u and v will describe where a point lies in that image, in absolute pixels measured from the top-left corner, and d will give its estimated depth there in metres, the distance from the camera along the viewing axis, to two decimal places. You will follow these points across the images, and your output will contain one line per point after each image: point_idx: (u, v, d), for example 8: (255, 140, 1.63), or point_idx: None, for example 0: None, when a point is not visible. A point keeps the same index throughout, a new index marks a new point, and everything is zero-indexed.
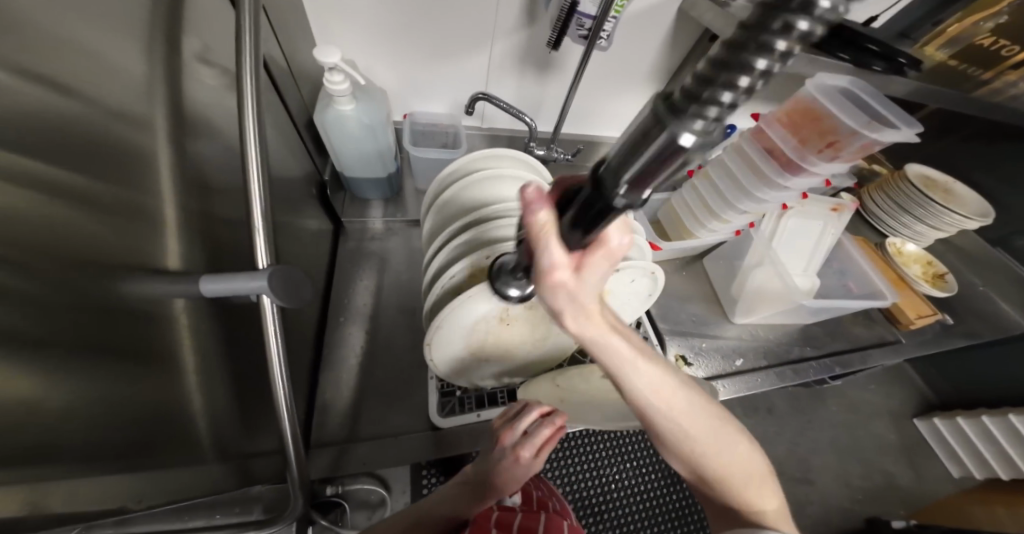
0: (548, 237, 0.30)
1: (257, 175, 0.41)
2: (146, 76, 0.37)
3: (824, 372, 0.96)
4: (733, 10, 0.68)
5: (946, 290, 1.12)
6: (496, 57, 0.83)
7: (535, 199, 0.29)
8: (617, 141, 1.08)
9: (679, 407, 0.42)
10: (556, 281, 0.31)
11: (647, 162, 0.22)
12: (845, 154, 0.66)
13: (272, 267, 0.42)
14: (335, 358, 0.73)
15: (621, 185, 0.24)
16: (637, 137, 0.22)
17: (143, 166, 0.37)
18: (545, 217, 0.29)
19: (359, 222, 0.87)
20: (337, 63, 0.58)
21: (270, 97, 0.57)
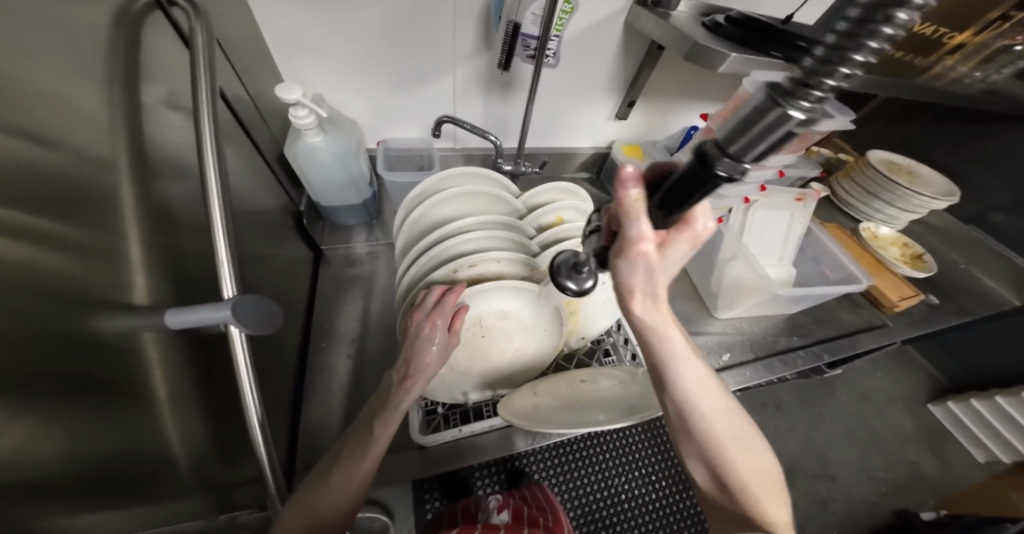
0: (638, 214, 0.37)
1: (218, 206, 0.43)
2: (109, 122, 0.39)
3: (810, 360, 0.95)
4: (670, 22, 0.73)
5: (927, 268, 1.13)
6: (460, 82, 0.87)
7: (631, 178, 0.36)
8: (588, 151, 1.12)
9: (713, 403, 0.45)
10: (637, 250, 0.37)
11: (754, 136, 0.28)
12: (789, 145, 0.69)
13: (237, 297, 0.43)
14: (320, 384, 0.72)
15: (730, 158, 0.31)
16: (751, 114, 0.28)
17: (108, 206, 0.38)
18: (636, 193, 0.36)
19: (340, 248, 0.89)
20: (300, 98, 0.61)
21: (235, 134, 0.61)
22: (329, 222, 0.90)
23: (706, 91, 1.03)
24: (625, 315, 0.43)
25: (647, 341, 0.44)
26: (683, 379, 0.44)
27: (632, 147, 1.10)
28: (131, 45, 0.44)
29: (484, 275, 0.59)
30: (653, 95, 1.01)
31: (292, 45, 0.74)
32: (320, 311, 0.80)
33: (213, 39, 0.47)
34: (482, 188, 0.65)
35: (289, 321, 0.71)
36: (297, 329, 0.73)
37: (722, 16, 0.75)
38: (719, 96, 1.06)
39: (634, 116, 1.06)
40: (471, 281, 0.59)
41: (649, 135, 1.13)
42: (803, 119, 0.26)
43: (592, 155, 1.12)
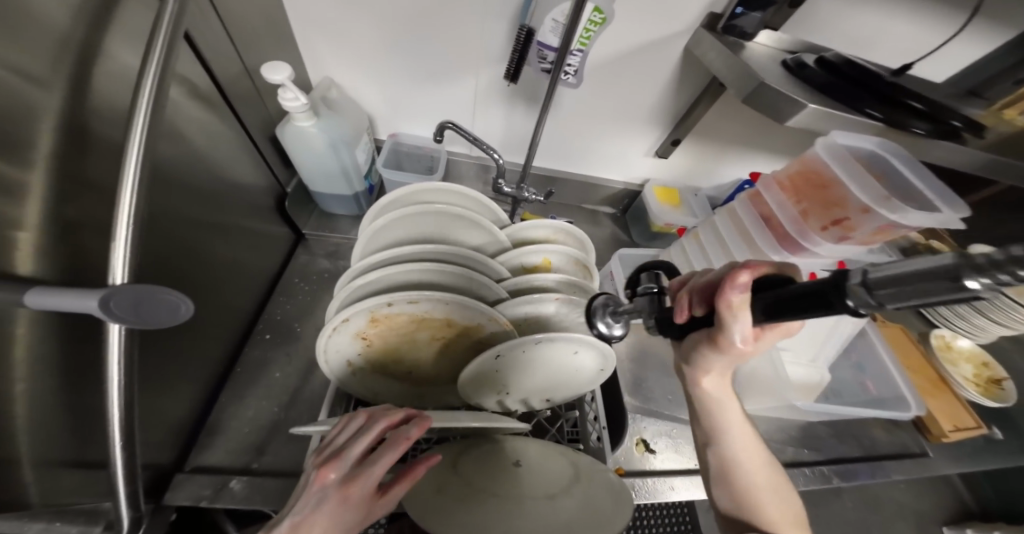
0: (739, 318, 0.31)
1: (134, 190, 0.36)
2: (44, 41, 0.33)
3: (814, 484, 0.71)
4: (738, 55, 0.60)
5: (1002, 399, 0.83)
6: (482, 87, 0.78)
7: (743, 284, 0.31)
8: (617, 185, 0.99)
9: (758, 464, 0.45)
10: (730, 344, 0.34)
11: (910, 292, 0.19)
12: (858, 235, 0.53)
13: (123, 283, 0.35)
14: (252, 379, 0.66)
15: (866, 302, 0.22)
16: (927, 274, 0.18)
17: (23, 130, 0.32)
18: (742, 298, 0.31)
19: (321, 236, 0.83)
20: (286, 80, 0.57)
21: (222, 102, 0.57)
22: (317, 208, 0.85)
23: (771, 143, 0.87)
24: (687, 378, 0.44)
25: (703, 401, 0.45)
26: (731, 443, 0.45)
27: (667, 191, 0.97)
28: None
29: (433, 312, 0.51)
30: (704, 137, 0.87)
31: (309, 21, 0.68)
32: (278, 300, 0.74)
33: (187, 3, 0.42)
34: (456, 211, 0.56)
35: (235, 307, 0.65)
36: (243, 316, 0.67)
37: (813, 55, 0.60)
38: (785, 151, 0.89)
39: (678, 155, 0.92)
40: (416, 317, 0.51)
41: (693, 181, 0.99)
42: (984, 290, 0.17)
43: (620, 191, 1.00)
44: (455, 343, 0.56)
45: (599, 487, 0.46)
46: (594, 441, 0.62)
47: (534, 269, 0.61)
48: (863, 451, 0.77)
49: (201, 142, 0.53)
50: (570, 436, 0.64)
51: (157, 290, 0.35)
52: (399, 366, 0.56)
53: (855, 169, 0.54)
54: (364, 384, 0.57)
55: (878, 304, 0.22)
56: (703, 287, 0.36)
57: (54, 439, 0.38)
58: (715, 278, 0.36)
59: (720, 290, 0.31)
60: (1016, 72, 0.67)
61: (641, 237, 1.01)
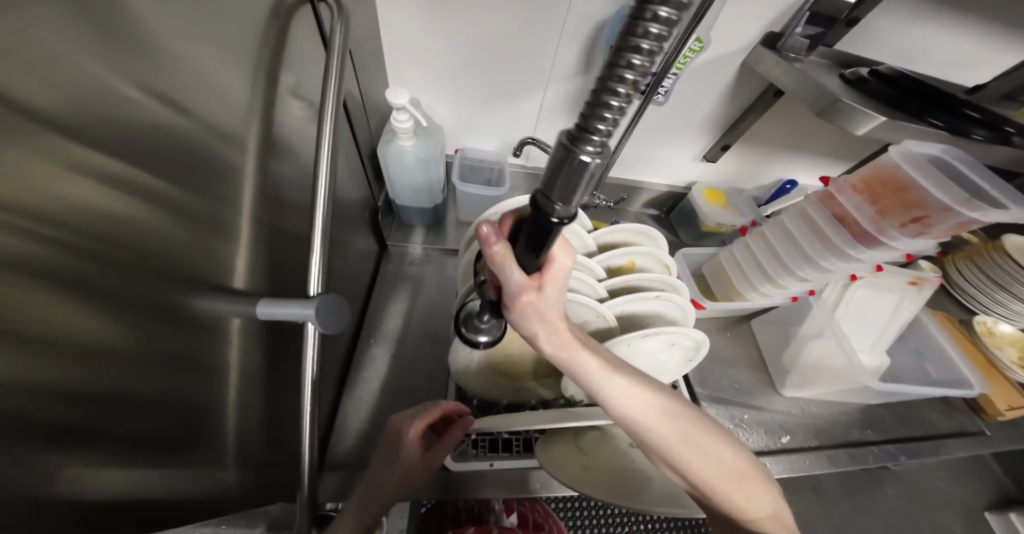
0: (508, 268, 0.31)
1: (323, 221, 0.46)
2: (244, 93, 0.39)
3: (885, 462, 0.77)
4: (803, 70, 0.67)
5: None
6: (548, 103, 0.83)
7: (490, 236, 0.30)
8: (662, 188, 1.05)
9: (654, 414, 0.39)
10: (521, 303, 0.34)
11: (567, 178, 0.22)
12: (935, 231, 0.60)
13: (322, 295, 0.41)
14: (359, 380, 0.72)
15: (552, 209, 0.25)
16: (558, 157, 0.22)
17: (221, 175, 0.36)
18: (502, 249, 0.31)
19: (399, 246, 0.88)
20: (405, 103, 0.62)
21: (342, 127, 0.63)
22: (396, 219, 0.91)
23: (815, 145, 0.93)
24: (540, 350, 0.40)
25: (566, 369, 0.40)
26: (623, 405, 0.39)
27: (714, 192, 1.02)
28: (280, 34, 0.45)
29: None
30: (752, 141, 0.93)
31: (401, 47, 0.74)
32: (374, 307, 0.81)
33: (345, 50, 0.48)
34: None
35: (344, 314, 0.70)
36: (352, 321, 0.73)
37: (870, 69, 0.68)
38: (828, 152, 0.95)
39: (725, 159, 0.98)
40: None
41: (737, 183, 1.05)
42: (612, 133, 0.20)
43: (665, 193, 1.06)
44: None
45: None
46: None
47: (618, 269, 0.67)
48: (918, 430, 0.83)
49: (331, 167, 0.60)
50: None
51: (327, 298, 0.41)
52: (510, 361, 0.62)
53: (932, 174, 0.60)
54: (479, 378, 0.63)
55: (558, 205, 0.24)
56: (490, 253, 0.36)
57: (237, 435, 0.44)
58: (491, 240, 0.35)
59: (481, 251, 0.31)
60: None
61: (689, 237, 1.07)
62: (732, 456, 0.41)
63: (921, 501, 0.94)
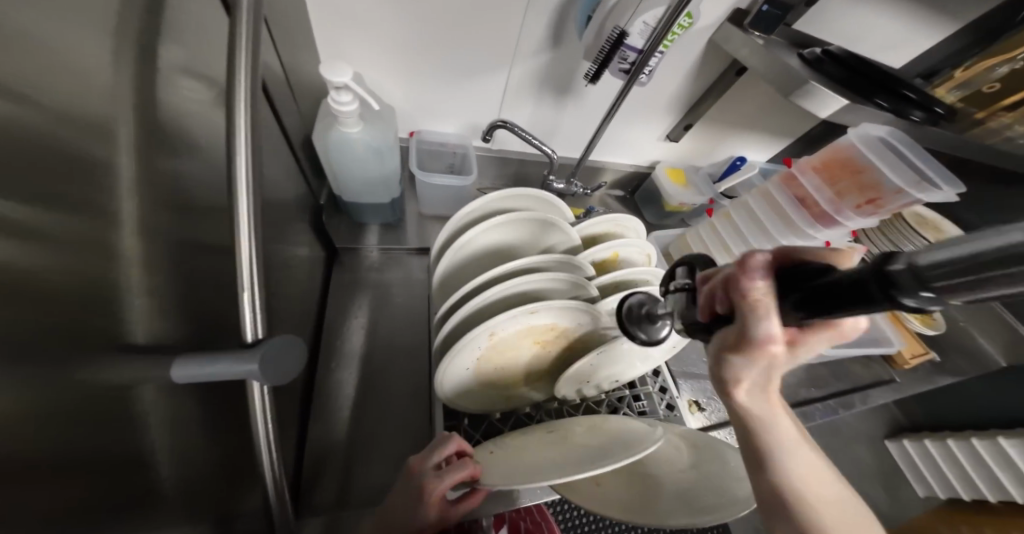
0: (766, 309, 0.27)
1: (250, 228, 0.33)
2: (119, 77, 0.27)
3: (825, 416, 0.86)
4: (771, 50, 0.66)
5: (935, 328, 1.01)
6: (514, 81, 0.76)
7: (759, 271, 0.27)
8: (627, 168, 1.04)
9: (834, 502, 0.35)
10: (765, 353, 0.28)
11: (984, 282, 0.18)
12: (885, 210, 0.64)
13: (268, 340, 0.33)
14: (329, 406, 0.65)
15: (922, 296, 0.20)
16: (985, 260, 0.17)
17: (94, 179, 0.26)
18: (766, 287, 0.27)
19: (353, 249, 0.79)
20: (347, 82, 0.51)
21: (270, 117, 0.51)
22: (345, 219, 0.80)
23: (765, 124, 0.97)
24: (726, 402, 0.35)
25: (753, 427, 0.35)
26: (802, 490, 0.35)
27: (676, 171, 1.03)
28: None
29: (543, 321, 0.54)
30: (712, 121, 0.94)
31: (334, 12, 0.61)
32: (332, 323, 0.72)
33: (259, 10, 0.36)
34: (534, 216, 0.58)
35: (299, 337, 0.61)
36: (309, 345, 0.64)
37: (822, 49, 0.69)
38: (777, 130, 1.00)
39: (686, 138, 0.98)
40: (526, 328, 0.54)
41: (694, 161, 1.07)
42: None
43: (631, 173, 1.05)
44: (551, 344, 0.59)
45: (719, 469, 0.52)
46: (664, 409, 0.74)
47: (602, 263, 0.66)
48: (850, 382, 0.95)
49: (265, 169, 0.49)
50: (639, 410, 0.73)
51: (270, 346, 0.32)
52: (500, 373, 0.58)
53: (882, 155, 0.63)
54: (466, 395, 0.59)
55: (936, 298, 0.20)
56: (729, 277, 0.29)
57: (183, 518, 0.36)
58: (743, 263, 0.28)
59: (737, 279, 0.28)
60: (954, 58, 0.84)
61: (655, 217, 1.08)
62: None
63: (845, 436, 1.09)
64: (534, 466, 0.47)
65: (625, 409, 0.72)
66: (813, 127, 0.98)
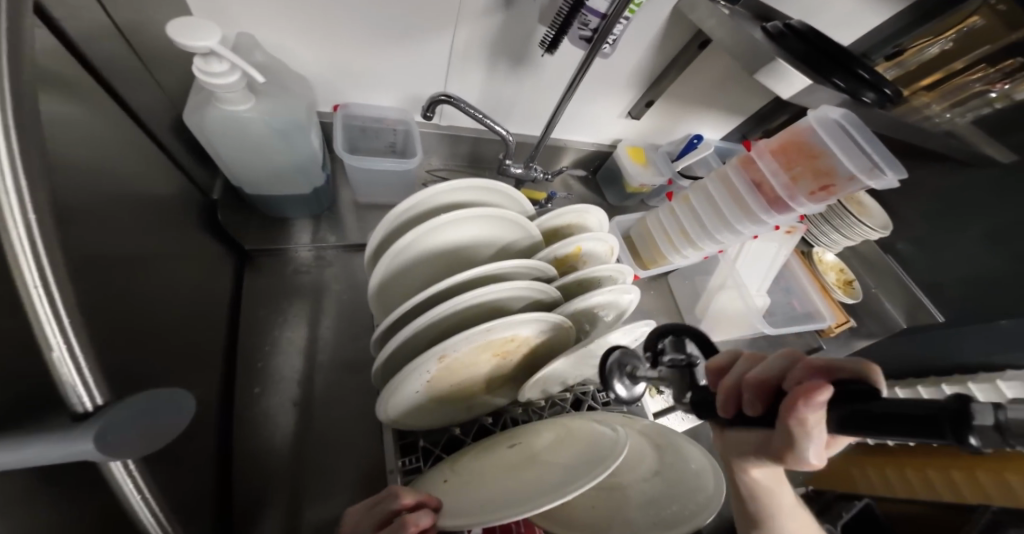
0: (814, 437, 0.27)
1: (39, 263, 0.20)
2: None
3: None
4: (737, 21, 0.61)
5: (853, 296, 1.09)
6: (460, 46, 0.65)
7: (819, 402, 0.26)
8: (589, 147, 0.98)
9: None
10: (804, 463, 0.30)
11: None
12: (837, 197, 0.63)
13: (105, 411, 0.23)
14: (256, 436, 0.57)
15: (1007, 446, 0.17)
16: None
17: None
18: (820, 418, 0.27)
19: (276, 249, 0.68)
20: (217, 48, 0.39)
21: (115, 97, 0.38)
22: (257, 215, 0.68)
23: (723, 101, 0.94)
24: (741, 474, 0.40)
25: (761, 498, 0.42)
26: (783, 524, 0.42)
27: (638, 150, 0.99)
28: None
29: (503, 335, 0.48)
30: (672, 97, 0.90)
31: None
32: (248, 342, 0.62)
33: None
34: (490, 212, 0.52)
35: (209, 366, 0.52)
36: (219, 370, 0.54)
37: (785, 22, 0.66)
38: (735, 108, 0.98)
39: (647, 116, 0.94)
40: (483, 344, 0.47)
41: (653, 138, 1.03)
42: None
43: (592, 152, 1.00)
44: (512, 354, 0.54)
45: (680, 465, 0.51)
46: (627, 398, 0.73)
47: (565, 257, 0.61)
48: None
49: (115, 164, 0.36)
50: (603, 401, 0.71)
51: (137, 397, 0.25)
52: (455, 390, 0.53)
53: (839, 140, 0.61)
54: (415, 416, 0.53)
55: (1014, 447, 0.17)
56: (760, 383, 0.33)
57: None
58: (776, 376, 0.33)
59: (790, 406, 0.27)
60: (894, 38, 0.86)
61: (615, 199, 1.04)
62: None
63: None
64: (494, 499, 0.42)
65: (589, 401, 0.69)
66: (767, 104, 0.97)
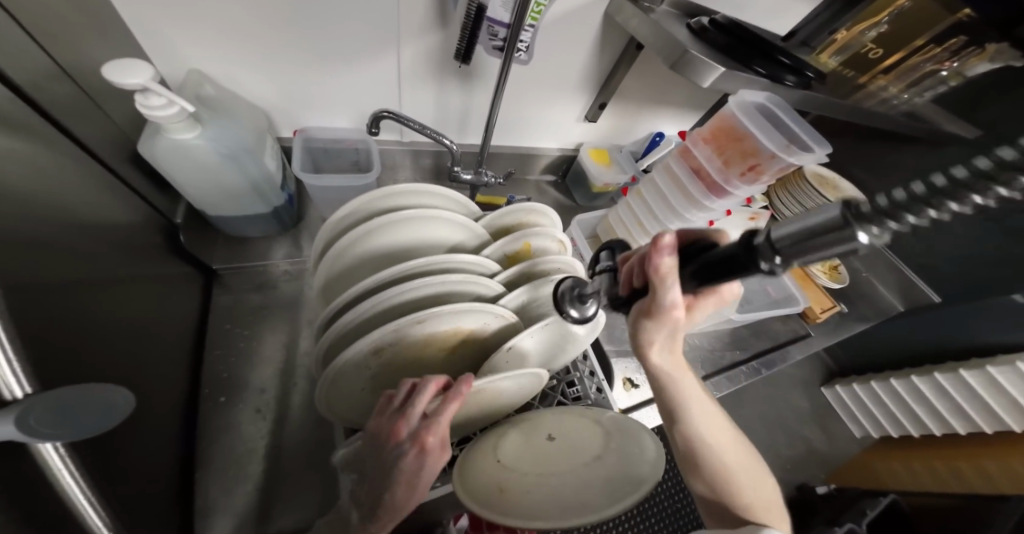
0: (669, 280, 0.36)
1: None
2: None
3: (749, 377, 0.94)
4: (656, 21, 0.64)
5: (840, 281, 1.09)
6: (406, 64, 0.70)
7: (667, 248, 0.35)
8: (553, 152, 1.02)
9: (725, 440, 0.48)
10: (670, 315, 0.39)
11: (804, 246, 0.25)
12: (766, 176, 0.65)
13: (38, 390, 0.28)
14: (219, 444, 0.60)
15: (775, 256, 0.27)
16: (814, 229, 0.24)
17: None
18: (670, 263, 0.36)
19: (240, 267, 0.72)
20: (152, 83, 0.44)
21: (56, 133, 0.42)
22: (223, 235, 0.72)
23: (677, 97, 0.97)
24: (643, 365, 0.46)
25: (663, 384, 0.47)
26: (696, 422, 0.47)
27: (599, 152, 1.03)
28: None
29: (438, 328, 0.50)
30: (623, 98, 0.93)
31: None
32: (215, 354, 0.65)
33: None
34: (425, 213, 0.55)
35: (168, 377, 0.55)
36: (180, 379, 0.57)
37: (709, 18, 0.69)
38: (690, 104, 1.01)
39: (602, 119, 0.97)
40: (418, 337, 0.50)
41: (616, 139, 1.06)
42: (868, 242, 0.22)
43: (557, 157, 1.03)
44: (459, 349, 0.56)
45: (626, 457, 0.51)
46: (596, 393, 0.73)
47: (515, 255, 0.64)
48: (771, 341, 1.02)
49: (64, 189, 0.41)
50: (574, 396, 0.72)
51: (81, 388, 0.33)
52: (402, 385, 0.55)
53: (758, 122, 0.64)
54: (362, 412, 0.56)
55: (780, 259, 0.27)
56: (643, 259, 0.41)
57: None
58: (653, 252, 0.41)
59: (650, 255, 0.36)
60: None
61: (583, 199, 1.08)
62: (769, 489, 0.49)
63: (781, 390, 1.18)
64: None
65: (556, 396, 0.71)
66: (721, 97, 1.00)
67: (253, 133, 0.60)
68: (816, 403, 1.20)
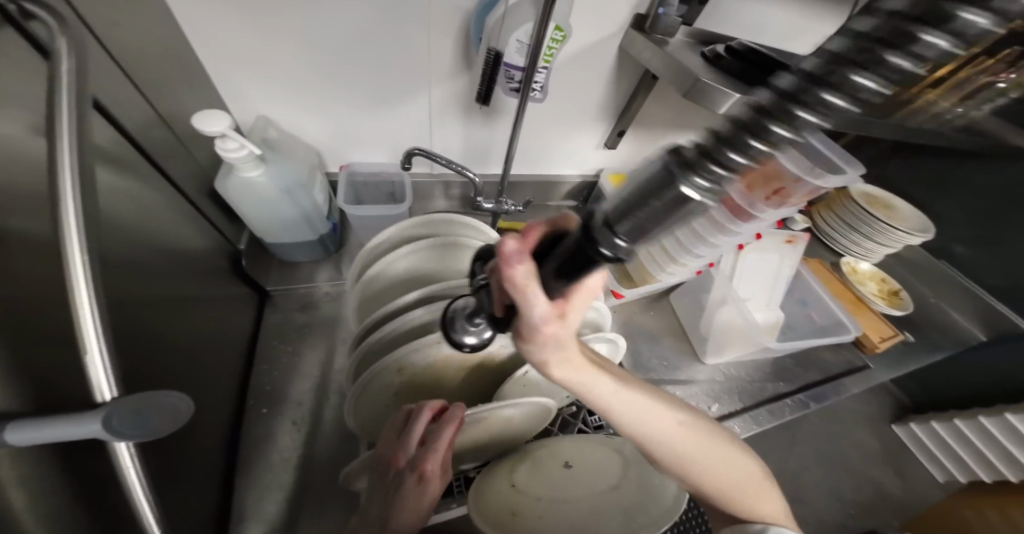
0: (531, 292, 0.30)
1: (86, 277, 0.31)
2: None
3: (795, 411, 0.87)
4: (669, 52, 0.67)
5: (904, 307, 0.99)
6: (436, 103, 0.77)
7: (511, 255, 0.30)
8: (575, 179, 1.05)
9: (725, 468, 0.47)
10: (542, 333, 0.32)
11: (649, 215, 0.22)
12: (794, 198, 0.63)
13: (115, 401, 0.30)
14: (260, 452, 0.65)
15: (614, 238, 0.24)
16: (650, 188, 0.21)
17: None
18: (525, 271, 0.30)
19: (286, 289, 0.79)
20: (227, 130, 0.52)
21: (153, 173, 0.51)
22: (275, 260, 0.80)
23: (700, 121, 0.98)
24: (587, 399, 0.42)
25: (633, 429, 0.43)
26: (698, 464, 0.45)
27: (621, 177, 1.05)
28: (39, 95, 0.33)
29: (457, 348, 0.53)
30: (643, 125, 0.95)
31: (219, 54, 0.61)
32: (261, 368, 0.72)
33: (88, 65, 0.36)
34: (448, 239, 0.59)
35: (221, 385, 0.61)
36: (231, 387, 0.63)
37: (724, 45, 0.71)
38: None
39: (623, 145, 1.00)
40: (440, 356, 0.53)
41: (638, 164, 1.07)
42: (706, 197, 0.20)
43: (579, 183, 1.06)
44: (479, 368, 0.58)
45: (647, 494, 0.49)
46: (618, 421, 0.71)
47: None
48: (821, 372, 0.94)
49: (154, 220, 0.49)
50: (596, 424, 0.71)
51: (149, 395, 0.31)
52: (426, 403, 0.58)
53: None
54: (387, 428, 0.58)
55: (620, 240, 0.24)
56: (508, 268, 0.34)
57: None
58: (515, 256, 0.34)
59: (502, 270, 0.30)
60: None
61: None
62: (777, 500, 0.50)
63: (838, 428, 1.07)
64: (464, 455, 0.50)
65: (578, 424, 0.70)
66: None
67: (307, 169, 0.69)
68: (885, 444, 1.08)
